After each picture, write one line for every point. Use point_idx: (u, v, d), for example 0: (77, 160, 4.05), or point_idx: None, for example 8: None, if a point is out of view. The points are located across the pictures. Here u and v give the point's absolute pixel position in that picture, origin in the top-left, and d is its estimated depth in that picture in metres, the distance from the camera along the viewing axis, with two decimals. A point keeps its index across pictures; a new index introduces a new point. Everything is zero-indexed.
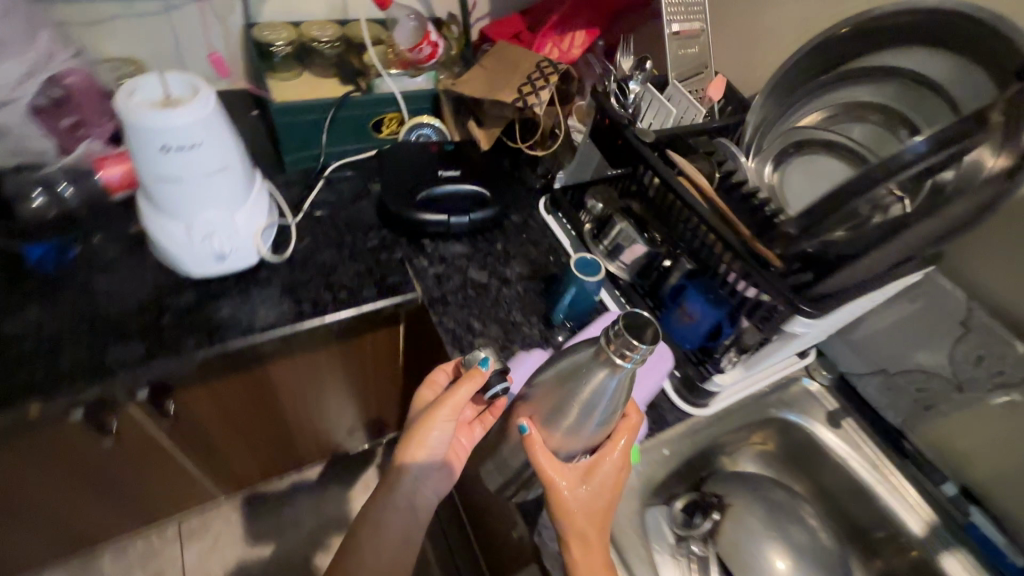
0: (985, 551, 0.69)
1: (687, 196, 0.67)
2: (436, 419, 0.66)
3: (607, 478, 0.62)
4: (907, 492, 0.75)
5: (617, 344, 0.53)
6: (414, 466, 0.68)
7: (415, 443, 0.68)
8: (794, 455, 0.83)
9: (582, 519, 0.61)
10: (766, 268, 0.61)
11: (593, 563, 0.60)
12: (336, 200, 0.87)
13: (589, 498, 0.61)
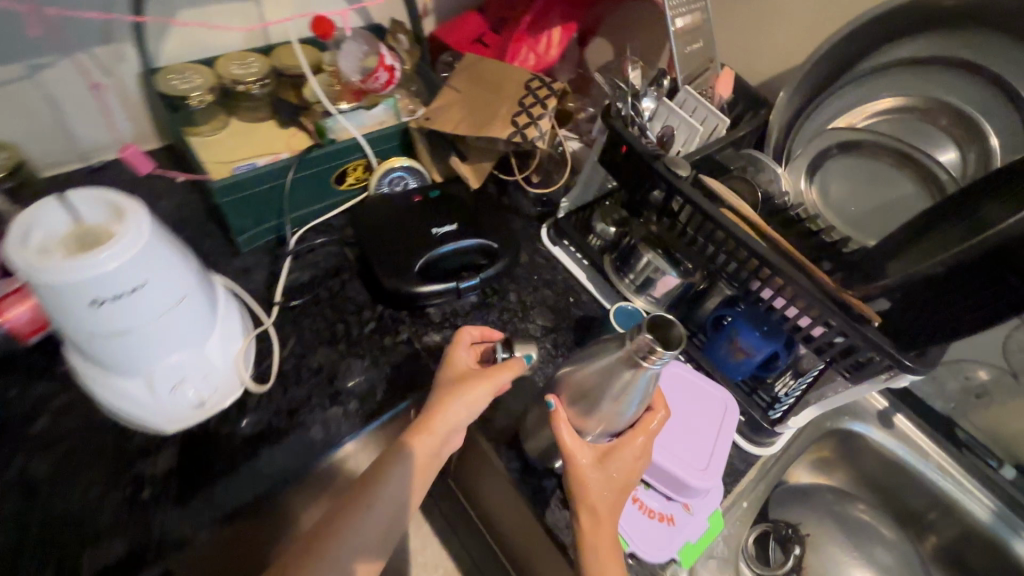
0: None
1: (743, 237, 0.58)
2: (466, 393, 0.58)
3: (628, 462, 0.56)
4: (970, 482, 0.75)
5: (640, 345, 0.52)
6: (441, 430, 0.56)
7: (444, 406, 0.57)
8: (849, 457, 0.81)
9: (598, 495, 0.56)
10: (864, 324, 0.51)
11: (601, 545, 0.55)
12: (312, 280, 0.74)
13: (607, 475, 0.56)
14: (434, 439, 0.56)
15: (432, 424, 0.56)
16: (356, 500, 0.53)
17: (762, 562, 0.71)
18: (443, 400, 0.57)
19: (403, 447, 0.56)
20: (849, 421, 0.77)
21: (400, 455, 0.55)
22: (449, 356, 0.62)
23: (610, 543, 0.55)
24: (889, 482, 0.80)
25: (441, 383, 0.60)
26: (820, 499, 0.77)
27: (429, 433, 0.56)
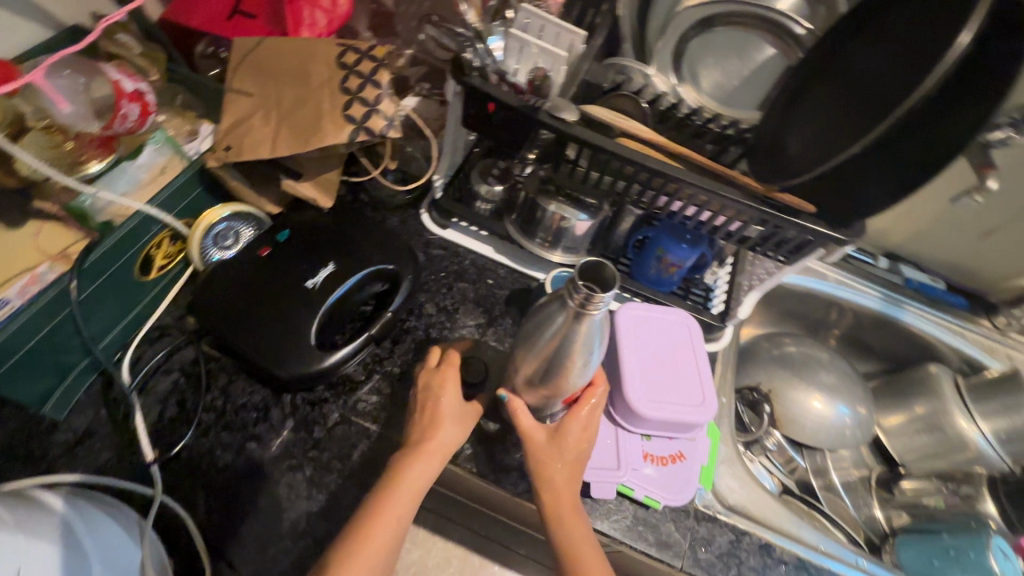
0: (926, 291, 0.86)
1: (659, 167, 0.53)
2: (450, 428, 0.53)
3: (577, 435, 0.54)
4: (862, 284, 0.86)
5: (580, 299, 0.43)
6: (439, 455, 0.52)
7: (437, 430, 0.52)
8: (768, 302, 0.90)
9: (558, 468, 0.52)
10: (800, 216, 0.52)
11: (565, 518, 0.51)
12: (183, 406, 0.57)
13: (565, 447, 0.53)
14: (435, 462, 0.51)
15: (432, 445, 0.52)
16: (376, 519, 0.47)
17: (740, 429, 0.79)
18: (433, 431, 0.52)
19: (413, 461, 0.50)
20: (782, 279, 0.85)
21: (408, 471, 0.50)
22: (434, 380, 0.55)
23: (573, 515, 0.52)
24: (805, 311, 0.90)
25: (428, 408, 0.53)
26: (764, 352, 0.85)
27: (431, 454, 0.51)
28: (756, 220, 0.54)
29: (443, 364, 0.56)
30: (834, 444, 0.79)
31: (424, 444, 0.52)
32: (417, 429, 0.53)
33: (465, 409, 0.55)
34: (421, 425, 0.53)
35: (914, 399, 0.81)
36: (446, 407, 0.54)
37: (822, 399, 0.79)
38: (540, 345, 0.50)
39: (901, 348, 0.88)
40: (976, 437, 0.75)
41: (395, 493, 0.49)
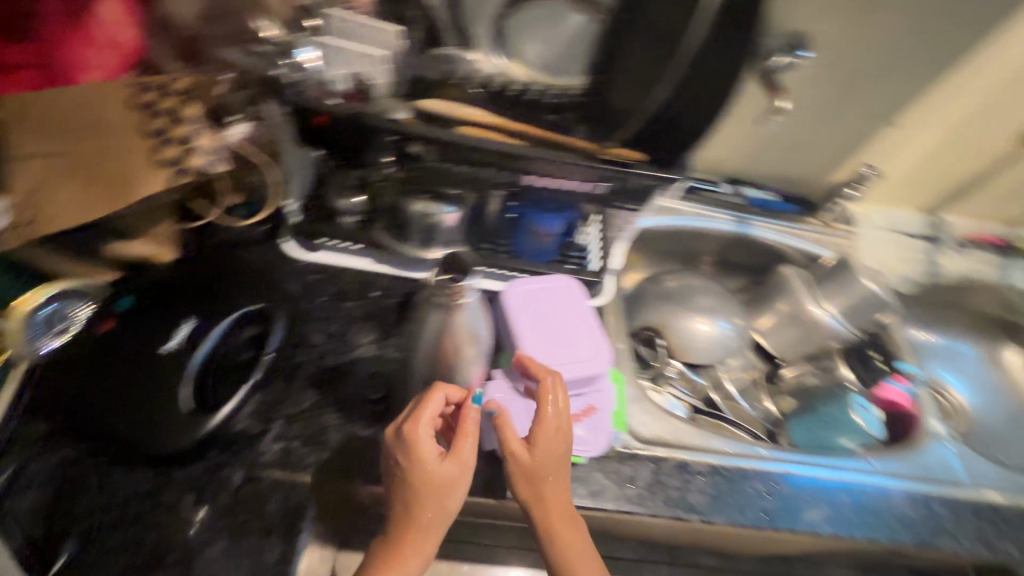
0: (765, 206, 0.97)
1: (506, 151, 0.59)
2: (449, 493, 0.50)
3: (557, 451, 0.54)
4: (713, 211, 0.96)
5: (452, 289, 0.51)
6: (436, 524, 0.51)
7: (422, 503, 0.50)
8: (642, 246, 0.98)
9: (549, 489, 0.54)
10: (628, 168, 0.62)
11: (560, 537, 0.53)
12: (54, 521, 0.50)
13: (547, 467, 0.54)
14: (415, 555, 0.50)
15: (409, 530, 0.50)
16: None
17: (643, 366, 0.87)
18: (422, 504, 0.50)
19: (409, 537, 0.50)
20: (639, 224, 0.93)
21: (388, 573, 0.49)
22: (409, 446, 0.50)
23: (572, 533, 0.54)
24: (674, 246, 0.99)
25: (415, 483, 0.49)
26: (649, 292, 0.92)
27: (409, 552, 0.50)
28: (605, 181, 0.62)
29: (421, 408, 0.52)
30: (721, 356, 0.88)
31: (401, 532, 0.50)
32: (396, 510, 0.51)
33: (460, 461, 0.51)
34: (399, 508, 0.51)
35: (773, 301, 0.93)
36: (438, 474, 0.50)
37: (705, 320, 0.88)
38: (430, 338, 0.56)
39: (758, 258, 1.00)
40: (828, 319, 0.87)
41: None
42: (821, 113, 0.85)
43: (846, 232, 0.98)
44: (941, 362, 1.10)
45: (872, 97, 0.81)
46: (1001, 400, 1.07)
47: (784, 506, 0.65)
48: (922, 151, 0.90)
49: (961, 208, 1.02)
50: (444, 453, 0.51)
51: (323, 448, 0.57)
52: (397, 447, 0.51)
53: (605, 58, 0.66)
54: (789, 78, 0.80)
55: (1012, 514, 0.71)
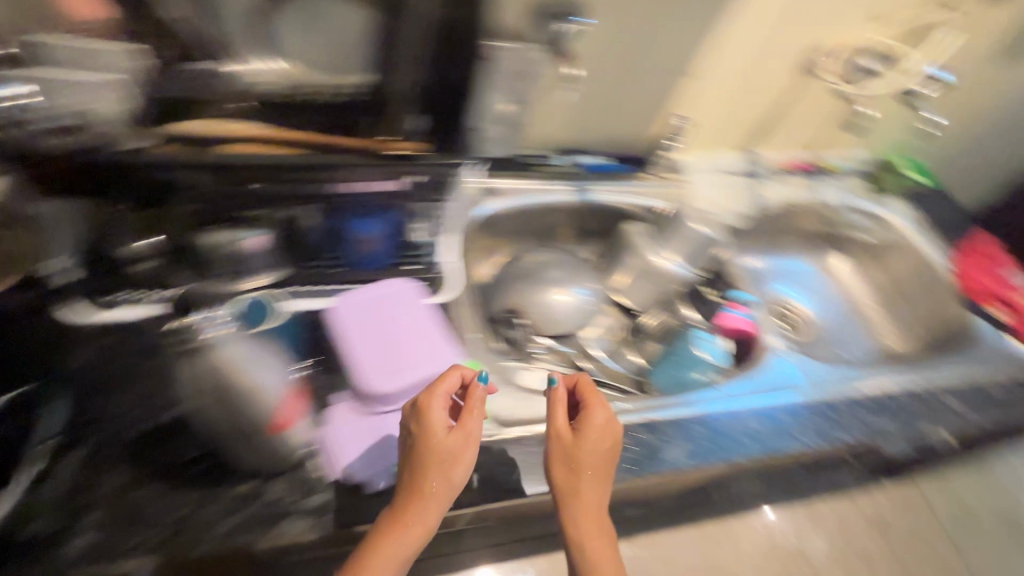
0: (601, 170, 1.00)
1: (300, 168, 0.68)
2: (457, 461, 0.54)
3: (600, 449, 0.62)
4: (552, 184, 0.97)
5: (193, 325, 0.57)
6: (441, 496, 0.53)
7: (445, 473, 0.54)
8: (494, 231, 0.97)
9: (583, 479, 0.61)
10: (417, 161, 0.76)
11: (583, 521, 0.60)
12: None
13: (587, 454, 0.61)
14: (417, 528, 0.52)
15: (411, 503, 0.53)
16: None
17: (512, 350, 0.88)
18: (427, 475, 0.53)
19: (414, 509, 0.52)
20: (475, 207, 0.91)
21: (386, 543, 0.51)
22: (422, 412, 0.55)
23: (592, 525, 0.60)
24: (525, 225, 1.00)
25: (425, 449, 0.53)
26: (506, 275, 0.92)
27: (412, 525, 0.52)
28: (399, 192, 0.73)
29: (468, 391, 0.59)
30: (582, 322, 0.91)
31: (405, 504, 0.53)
32: (405, 483, 0.54)
33: (467, 431, 0.56)
34: (409, 482, 0.53)
35: (624, 262, 0.97)
36: (446, 443, 0.54)
37: (561, 291, 0.90)
38: (208, 394, 0.54)
39: (605, 221, 1.03)
40: (673, 265, 0.92)
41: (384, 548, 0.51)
42: (622, 75, 0.89)
43: (676, 181, 1.05)
44: (783, 281, 1.23)
45: (661, 54, 0.86)
46: (835, 302, 1.22)
47: (647, 453, 0.69)
48: (721, 95, 0.97)
49: (771, 141, 1.12)
50: (452, 427, 0.56)
51: (143, 527, 0.51)
52: (412, 418, 0.56)
53: (385, 47, 0.67)
54: (581, 48, 0.82)
55: (840, 403, 0.81)
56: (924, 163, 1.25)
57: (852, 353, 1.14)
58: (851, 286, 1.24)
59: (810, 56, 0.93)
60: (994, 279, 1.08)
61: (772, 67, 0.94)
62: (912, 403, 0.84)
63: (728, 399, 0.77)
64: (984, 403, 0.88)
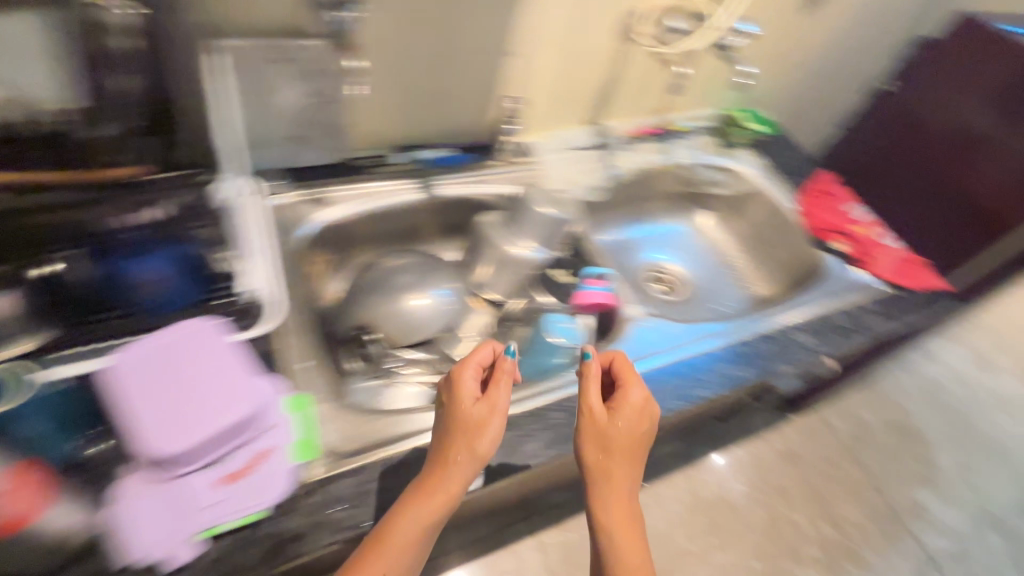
0: (443, 163, 0.95)
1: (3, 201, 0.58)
2: (483, 432, 0.60)
3: (633, 426, 0.68)
4: (391, 184, 0.92)
5: None
6: (467, 463, 0.58)
7: (475, 441, 0.59)
8: (340, 245, 0.91)
9: (615, 459, 0.67)
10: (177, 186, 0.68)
11: (612, 496, 0.66)
12: None
13: (618, 429, 0.68)
14: (443, 498, 0.57)
15: (438, 475, 0.58)
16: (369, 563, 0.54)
17: (369, 368, 0.82)
18: (454, 442, 0.59)
19: (441, 478, 0.57)
20: (310, 219, 0.85)
21: (409, 512, 0.56)
22: (455, 382, 0.62)
23: (621, 501, 0.66)
24: (374, 232, 0.94)
25: (455, 417, 0.60)
26: (354, 288, 0.85)
27: (440, 493, 0.57)
28: (141, 229, 0.64)
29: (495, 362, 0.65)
30: (445, 324, 0.86)
31: (434, 477, 0.58)
32: (437, 459, 0.59)
33: (492, 402, 0.61)
34: (438, 455, 0.59)
35: (482, 257, 0.93)
36: (471, 411, 0.60)
37: (415, 296, 0.84)
38: None
39: (460, 215, 1.00)
40: (534, 252, 0.92)
41: (408, 513, 0.56)
42: (433, 62, 0.85)
43: (526, 164, 1.03)
44: (654, 248, 1.24)
45: (467, 35, 0.84)
46: (706, 259, 1.26)
47: None
48: (547, 72, 0.95)
49: (616, 112, 1.12)
50: (480, 398, 0.62)
51: None
52: (445, 389, 0.63)
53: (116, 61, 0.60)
54: (369, 35, 0.77)
55: (698, 361, 0.83)
56: (763, 114, 1.31)
57: (725, 306, 1.18)
58: (719, 241, 1.28)
59: (625, 24, 0.93)
60: (834, 212, 1.15)
61: (591, 38, 0.93)
62: (765, 346, 0.88)
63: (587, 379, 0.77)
64: (831, 336, 0.94)
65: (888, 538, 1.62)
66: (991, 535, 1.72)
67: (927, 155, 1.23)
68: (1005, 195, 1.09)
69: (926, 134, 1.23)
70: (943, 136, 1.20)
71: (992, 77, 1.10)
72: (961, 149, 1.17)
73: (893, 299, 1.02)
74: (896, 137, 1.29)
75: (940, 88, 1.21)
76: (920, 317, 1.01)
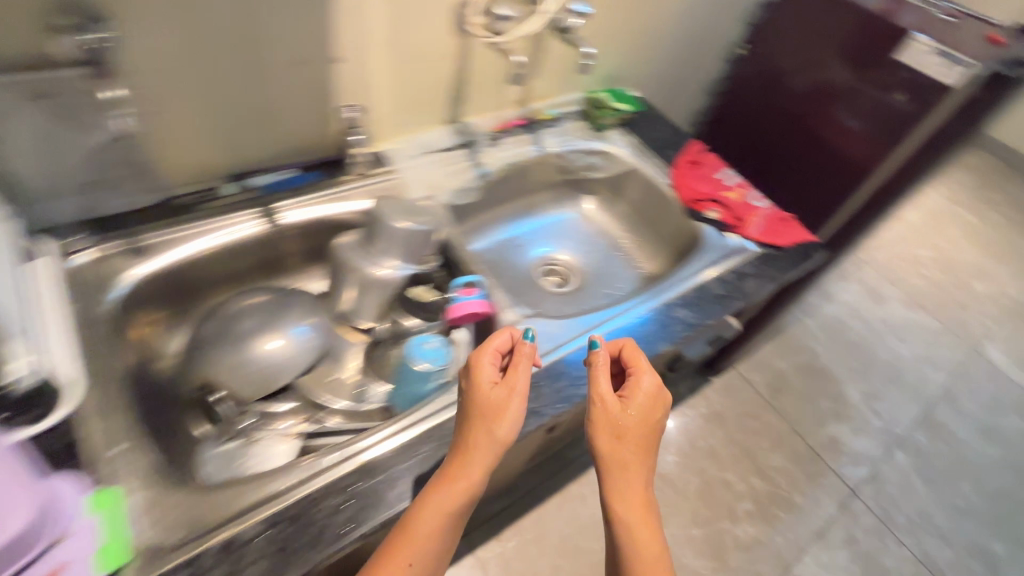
0: (286, 187, 0.88)
1: None
2: (501, 416, 0.61)
3: (641, 415, 0.70)
4: (229, 218, 0.83)
5: None
6: (486, 449, 0.60)
7: (493, 428, 0.60)
8: (177, 295, 0.80)
9: (627, 450, 0.68)
10: None
11: (625, 489, 0.67)
12: None
13: (628, 418, 0.69)
14: (462, 486, 0.59)
15: (459, 464, 0.59)
16: (392, 558, 0.57)
17: (223, 432, 0.72)
18: (473, 428, 0.61)
19: (462, 466, 0.60)
20: (129, 271, 0.74)
21: (429, 502, 0.58)
22: (474, 366, 0.63)
23: (634, 494, 0.67)
24: (219, 273, 0.84)
25: (475, 401, 0.61)
26: (194, 343, 0.76)
27: (459, 482, 0.58)
28: None
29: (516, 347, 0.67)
30: (307, 364, 0.78)
31: (455, 467, 0.60)
32: (458, 447, 0.60)
33: (511, 386, 0.63)
34: (460, 444, 0.60)
35: (343, 282, 0.86)
36: (491, 396, 0.61)
37: (266, 340, 0.76)
38: None
39: (320, 239, 0.92)
40: (398, 271, 0.85)
41: (429, 501, 0.59)
42: (243, 80, 0.76)
43: (385, 174, 0.96)
44: (541, 242, 1.22)
45: (274, 48, 0.75)
46: (595, 245, 1.25)
47: (365, 504, 0.61)
48: (385, 75, 0.88)
49: (476, 108, 1.07)
50: (498, 382, 0.63)
51: None
52: (466, 375, 0.65)
53: None
54: (147, 58, 0.68)
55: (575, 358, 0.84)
56: (630, 92, 1.31)
57: (618, 290, 1.18)
58: (606, 225, 1.27)
59: (458, 15, 0.87)
60: (703, 180, 1.16)
61: (423, 35, 0.87)
62: (640, 331, 0.88)
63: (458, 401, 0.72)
64: (710, 306, 0.95)
65: (810, 477, 1.70)
66: (899, 454, 1.83)
67: (798, 114, 1.29)
68: (871, 143, 1.15)
69: (793, 95, 1.29)
70: (806, 95, 1.26)
71: (835, 35, 1.16)
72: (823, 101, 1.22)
73: (766, 259, 1.05)
74: (770, 101, 1.35)
75: (794, 49, 1.25)
76: (789, 272, 1.04)
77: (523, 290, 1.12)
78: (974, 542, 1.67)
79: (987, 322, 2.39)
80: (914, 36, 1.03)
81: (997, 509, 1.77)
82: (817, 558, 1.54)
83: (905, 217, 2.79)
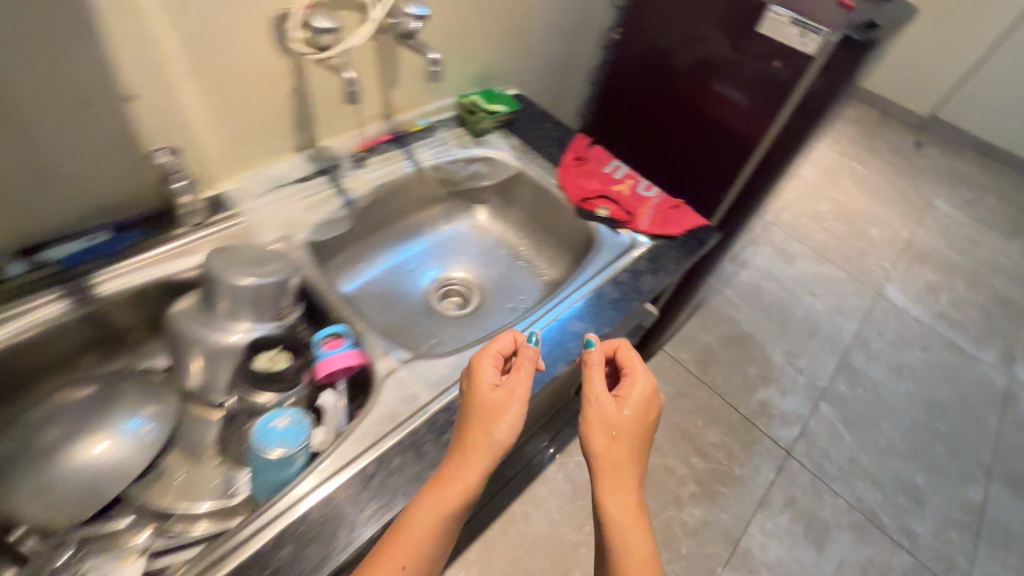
0: (96, 255, 0.73)
1: None
2: (500, 418, 0.63)
3: (636, 418, 0.73)
4: (22, 304, 0.67)
5: None
6: (484, 449, 0.62)
7: (490, 429, 0.62)
8: None
9: (621, 450, 0.70)
10: None
11: (617, 488, 0.69)
12: None
13: (622, 419, 0.72)
14: (457, 488, 0.60)
15: (456, 467, 0.61)
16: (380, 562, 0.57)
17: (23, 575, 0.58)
18: (472, 429, 0.63)
19: (459, 467, 0.61)
20: None
21: (425, 505, 0.59)
22: (473, 367, 0.66)
23: (625, 494, 0.68)
24: (19, 373, 0.68)
25: (474, 403, 0.64)
26: None
27: (455, 484, 0.60)
28: None
29: (518, 352, 0.69)
30: (140, 468, 0.66)
31: (452, 469, 0.61)
32: (455, 450, 0.62)
33: (510, 389, 0.65)
34: (458, 447, 0.62)
35: (187, 353, 0.73)
36: (491, 398, 0.64)
37: (79, 450, 0.64)
38: None
39: (154, 307, 0.78)
40: (252, 333, 0.74)
41: (424, 504, 0.59)
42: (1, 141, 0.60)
43: (227, 219, 0.83)
44: (434, 261, 1.12)
45: (38, 94, 0.60)
46: (493, 256, 1.17)
47: None
48: (199, 108, 0.76)
49: (334, 130, 0.96)
50: (498, 385, 0.66)
51: None
52: (466, 378, 0.67)
53: None
54: None
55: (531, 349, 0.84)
56: (507, 92, 1.25)
57: (522, 302, 1.10)
58: (501, 233, 1.19)
59: (280, 30, 0.76)
60: (591, 176, 1.12)
61: (241, 57, 0.75)
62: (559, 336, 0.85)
63: (320, 484, 0.62)
64: (607, 311, 0.90)
65: (746, 446, 1.72)
66: (824, 406, 1.90)
67: (682, 91, 1.26)
68: (754, 115, 1.14)
69: (674, 73, 1.26)
70: (687, 72, 1.23)
71: (704, 9, 1.13)
72: (705, 78, 1.20)
73: (661, 250, 1.02)
74: (655, 82, 1.31)
75: (670, 26, 1.21)
76: (684, 262, 1.00)
77: (414, 320, 1.02)
78: (899, 479, 1.76)
79: (885, 265, 2.54)
80: (773, 10, 1.01)
81: (915, 442, 1.88)
82: (762, 526, 1.56)
83: (802, 175, 2.93)
